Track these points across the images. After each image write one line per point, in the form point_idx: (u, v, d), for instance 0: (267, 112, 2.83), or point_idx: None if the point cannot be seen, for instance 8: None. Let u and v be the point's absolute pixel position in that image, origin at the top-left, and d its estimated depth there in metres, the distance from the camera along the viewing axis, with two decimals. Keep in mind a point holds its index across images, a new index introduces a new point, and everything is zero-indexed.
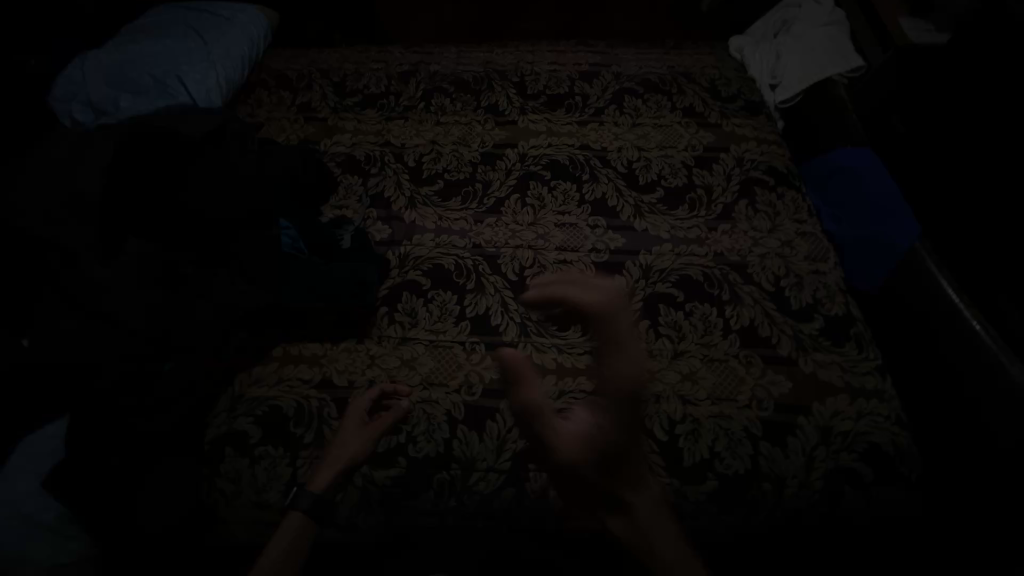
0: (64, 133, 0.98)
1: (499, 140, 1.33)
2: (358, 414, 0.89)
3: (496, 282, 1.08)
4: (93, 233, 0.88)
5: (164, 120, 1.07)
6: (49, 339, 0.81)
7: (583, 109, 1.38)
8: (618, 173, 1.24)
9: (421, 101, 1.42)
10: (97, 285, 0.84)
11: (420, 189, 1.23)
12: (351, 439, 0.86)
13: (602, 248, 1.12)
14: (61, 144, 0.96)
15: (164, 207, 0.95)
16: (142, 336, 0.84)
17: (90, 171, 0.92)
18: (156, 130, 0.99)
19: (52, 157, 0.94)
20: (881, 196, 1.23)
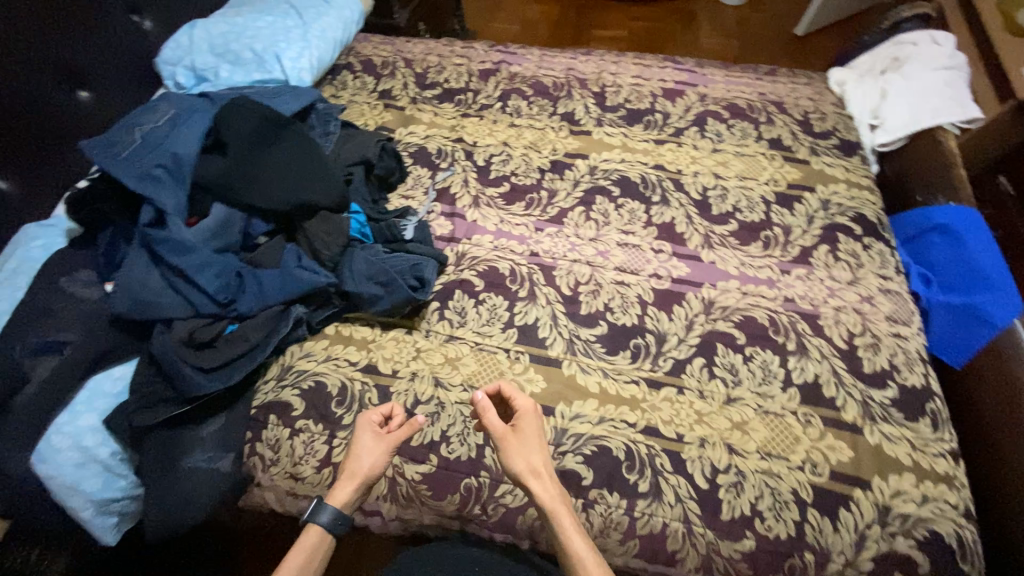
0: (172, 95, 1.00)
1: (572, 149, 1.30)
2: (369, 425, 0.85)
3: (549, 294, 1.06)
4: (182, 195, 0.90)
5: (258, 94, 1.12)
6: (125, 288, 0.84)
7: (663, 127, 1.33)
8: (691, 199, 1.19)
9: (498, 100, 1.42)
10: (182, 245, 0.86)
11: (486, 190, 1.23)
12: (366, 453, 0.82)
13: (664, 275, 1.08)
14: (160, 101, 0.99)
15: (246, 178, 0.93)
16: (212, 299, 0.87)
17: (187, 134, 0.93)
18: (252, 103, 0.99)
19: (155, 114, 0.96)
20: (974, 267, 1.13)
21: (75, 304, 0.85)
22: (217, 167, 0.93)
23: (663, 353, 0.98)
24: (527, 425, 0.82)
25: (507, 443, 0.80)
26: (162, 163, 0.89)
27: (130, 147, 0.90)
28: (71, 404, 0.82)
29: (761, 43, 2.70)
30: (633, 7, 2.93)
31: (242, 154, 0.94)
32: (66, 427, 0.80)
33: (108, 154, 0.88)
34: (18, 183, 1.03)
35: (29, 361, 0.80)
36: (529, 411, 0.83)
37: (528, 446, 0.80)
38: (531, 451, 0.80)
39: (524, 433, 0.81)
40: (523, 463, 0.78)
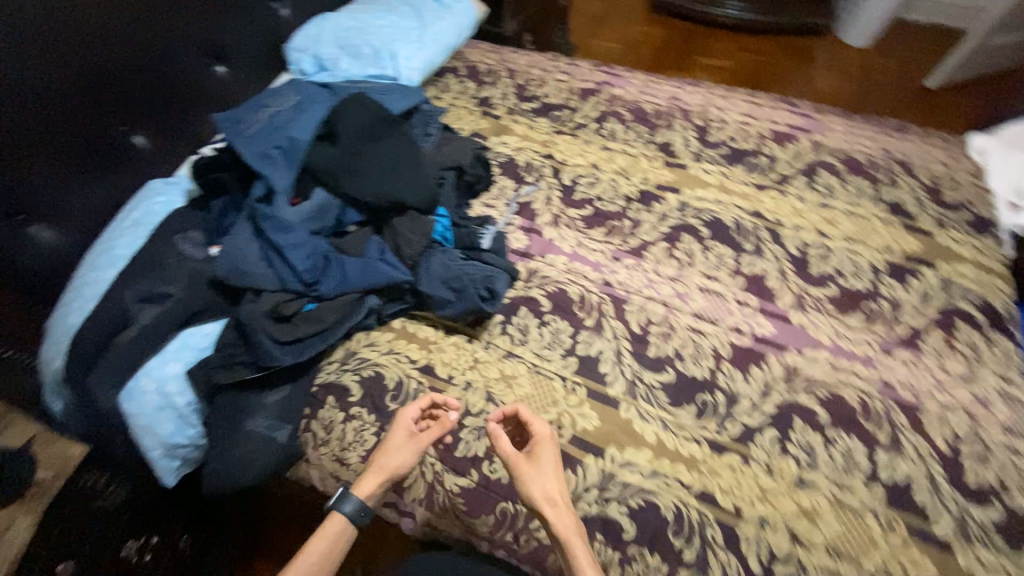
0: (299, 84, 1.08)
1: (663, 181, 1.25)
2: (405, 424, 0.86)
3: (616, 327, 1.01)
4: (291, 176, 0.96)
5: (370, 90, 1.17)
6: (228, 254, 0.90)
7: (766, 172, 1.25)
8: (787, 255, 1.11)
9: (594, 121, 1.40)
10: (284, 224, 0.92)
11: (568, 210, 1.21)
12: (396, 451, 0.84)
13: (745, 331, 1.00)
14: (287, 88, 1.07)
15: (349, 167, 0.98)
16: (298, 277, 0.92)
17: (306, 122, 0.99)
18: (367, 100, 1.04)
19: (282, 100, 1.04)
20: None
21: (183, 261, 0.93)
22: (326, 154, 0.98)
23: (732, 415, 0.91)
24: (543, 452, 0.83)
25: (522, 469, 0.80)
26: (280, 145, 0.96)
27: (255, 127, 0.98)
28: (162, 351, 0.89)
29: (885, 93, 2.48)
30: (745, 38, 2.80)
31: (350, 145, 0.99)
32: (155, 371, 0.87)
33: (236, 132, 0.97)
34: (154, 141, 1.15)
35: (136, 306, 0.88)
36: (544, 438, 0.85)
37: (544, 473, 0.80)
38: (547, 479, 0.80)
39: (540, 460, 0.82)
40: (541, 489, 0.79)
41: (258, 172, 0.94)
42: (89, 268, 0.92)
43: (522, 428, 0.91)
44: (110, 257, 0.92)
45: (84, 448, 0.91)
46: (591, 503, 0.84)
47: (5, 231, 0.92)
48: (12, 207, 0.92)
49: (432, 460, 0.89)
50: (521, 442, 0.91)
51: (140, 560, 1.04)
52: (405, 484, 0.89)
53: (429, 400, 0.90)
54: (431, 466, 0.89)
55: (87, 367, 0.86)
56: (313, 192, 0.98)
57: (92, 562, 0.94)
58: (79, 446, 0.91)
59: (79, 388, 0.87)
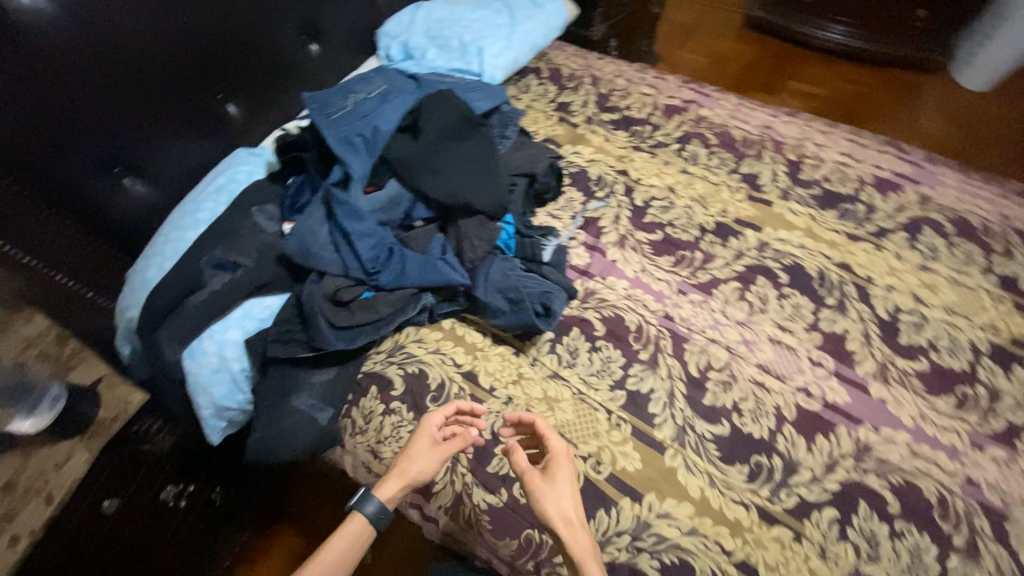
0: (388, 74, 1.09)
1: (744, 215, 1.16)
2: (428, 431, 0.84)
3: (672, 366, 0.96)
4: (368, 165, 0.97)
5: (455, 84, 1.16)
6: (300, 233, 0.92)
7: (861, 222, 1.14)
8: (874, 317, 1.01)
9: (676, 141, 1.33)
10: (356, 211, 0.94)
11: (636, 232, 1.16)
12: (419, 458, 0.83)
13: (815, 394, 0.92)
14: (376, 75, 1.08)
15: (425, 163, 0.98)
16: (361, 265, 0.93)
17: (390, 113, 1.00)
18: (451, 98, 1.03)
19: (370, 87, 1.05)
20: None
21: (258, 233, 0.96)
22: (404, 148, 0.99)
23: (787, 485, 0.84)
24: (559, 469, 0.81)
25: (536, 486, 0.78)
26: (362, 132, 0.97)
27: (341, 111, 1.00)
28: (227, 316, 0.91)
29: (1000, 145, 2.23)
30: (847, 66, 2.59)
31: (428, 141, 0.99)
32: (218, 335, 0.90)
33: (322, 114, 0.99)
34: (245, 111, 1.19)
35: (210, 272, 0.91)
36: (560, 454, 0.82)
37: (560, 491, 0.78)
38: (562, 498, 0.78)
39: (555, 477, 0.80)
40: (556, 508, 0.76)
41: (338, 156, 0.96)
42: (173, 228, 0.96)
43: (537, 443, 0.88)
44: (192, 219, 0.96)
45: (142, 397, 0.95)
46: (621, 550, 0.80)
47: (102, 180, 0.99)
48: (108, 157, 0.99)
49: (463, 470, 0.88)
50: (537, 456, 0.88)
51: (177, 504, 1.11)
52: (433, 488, 0.88)
53: (458, 409, 0.88)
54: (461, 476, 0.87)
55: (158, 323, 0.90)
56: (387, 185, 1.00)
57: (136, 501, 1.01)
58: (137, 394, 0.95)
59: (147, 340, 0.90)
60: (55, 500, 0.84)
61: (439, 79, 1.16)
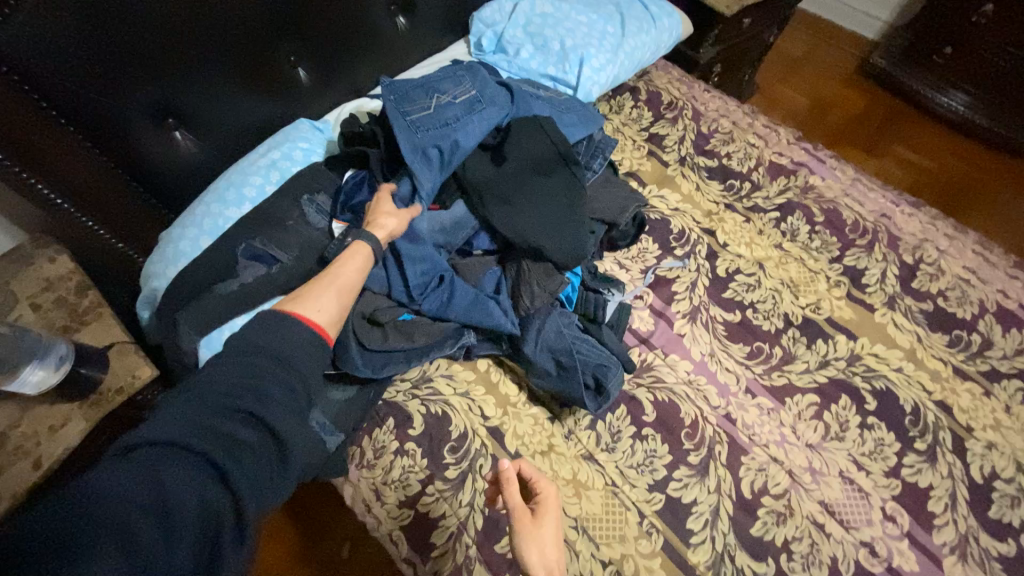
0: (479, 75, 0.97)
1: (839, 316, 1.02)
2: (389, 190, 0.84)
3: (723, 479, 0.84)
4: (437, 181, 0.86)
5: (549, 98, 1.03)
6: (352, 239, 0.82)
7: (972, 356, 0.98)
8: (966, 476, 0.87)
9: (776, 209, 1.17)
10: (415, 232, 0.85)
11: (711, 307, 1.02)
12: (391, 211, 0.83)
13: (881, 554, 0.80)
14: (467, 74, 0.96)
15: (499, 192, 0.87)
16: (407, 289, 0.84)
17: (473, 126, 0.89)
18: (544, 124, 0.92)
19: (457, 89, 0.94)
20: None
21: (303, 227, 0.88)
22: (480, 170, 0.89)
23: None
24: (548, 514, 0.69)
25: (521, 528, 0.66)
26: (437, 144, 0.86)
27: (420, 112, 0.89)
28: (255, 311, 0.82)
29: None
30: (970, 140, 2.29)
31: (508, 168, 0.88)
32: (240, 328, 0.81)
33: (398, 110, 0.89)
34: (314, 78, 1.09)
35: (244, 262, 0.83)
36: (552, 499, 0.70)
37: (544, 540, 0.66)
38: (546, 546, 0.66)
39: (542, 522, 0.68)
40: (539, 559, 0.64)
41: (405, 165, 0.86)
42: (216, 198, 0.88)
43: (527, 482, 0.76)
44: (237, 194, 0.88)
45: (150, 372, 0.87)
46: None
47: (152, 129, 0.90)
48: (163, 106, 0.89)
49: (468, 541, 0.79)
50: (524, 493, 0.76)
51: None
52: (432, 552, 0.80)
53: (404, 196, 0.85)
54: (465, 547, 0.79)
55: (180, 304, 0.82)
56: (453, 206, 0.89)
57: None
58: (147, 368, 0.87)
59: (167, 320, 0.83)
60: (43, 467, 0.76)
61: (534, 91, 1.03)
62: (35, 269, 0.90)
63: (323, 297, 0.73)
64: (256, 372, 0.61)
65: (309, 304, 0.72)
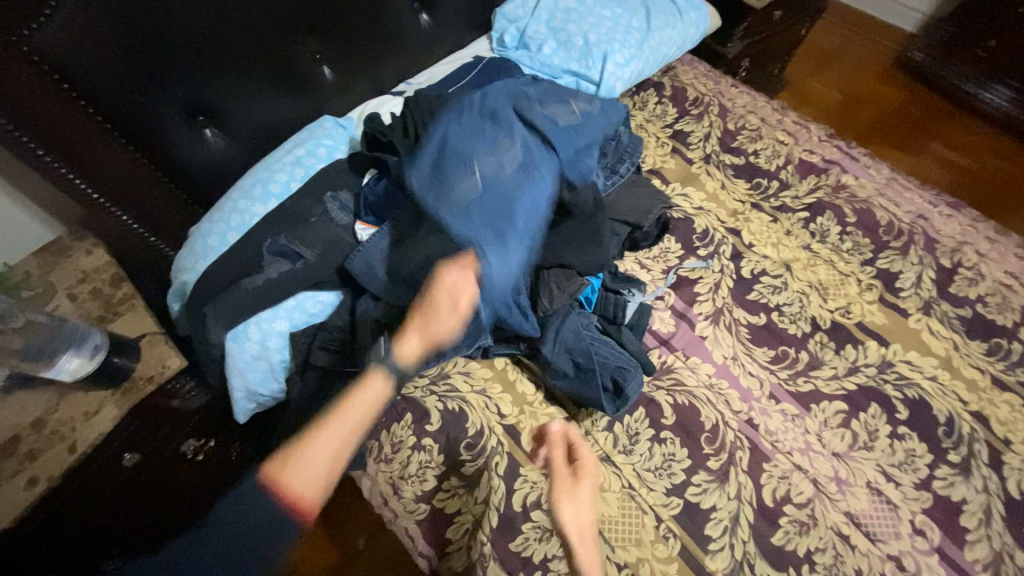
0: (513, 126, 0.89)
1: (870, 321, 0.98)
2: (444, 289, 0.76)
3: (743, 486, 0.82)
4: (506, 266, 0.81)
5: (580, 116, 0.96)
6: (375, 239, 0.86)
7: (1013, 366, 0.94)
8: (1003, 492, 0.83)
9: (805, 209, 1.13)
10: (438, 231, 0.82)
11: (735, 309, 1.00)
12: (443, 323, 0.75)
13: (909, 569, 0.77)
14: (500, 130, 0.89)
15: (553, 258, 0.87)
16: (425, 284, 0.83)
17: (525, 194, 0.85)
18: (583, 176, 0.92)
19: (494, 151, 0.87)
20: None
21: (326, 224, 0.89)
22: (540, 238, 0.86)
23: None
24: (585, 480, 0.74)
25: (558, 488, 0.73)
26: (500, 212, 0.83)
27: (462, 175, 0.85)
28: (279, 307, 0.85)
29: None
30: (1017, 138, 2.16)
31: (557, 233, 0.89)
32: (263, 322, 0.84)
33: (448, 199, 0.83)
34: (338, 74, 1.10)
35: (269, 258, 0.85)
36: (591, 466, 0.75)
37: (577, 503, 0.72)
38: (581, 509, 0.72)
39: (579, 486, 0.73)
40: (574, 517, 0.71)
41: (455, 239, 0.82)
42: (242, 194, 0.89)
43: None
44: (263, 191, 0.89)
45: (179, 363, 0.90)
46: None
47: (184, 128, 0.93)
48: (195, 104, 0.92)
49: (484, 538, 0.79)
50: None
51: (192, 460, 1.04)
52: (447, 546, 0.81)
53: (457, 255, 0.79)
54: (480, 545, 0.79)
55: (207, 299, 0.85)
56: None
57: (154, 456, 0.95)
58: (176, 359, 0.90)
59: (195, 314, 0.86)
60: (78, 450, 0.81)
61: (557, 101, 0.97)
62: (74, 261, 0.94)
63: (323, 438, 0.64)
64: (254, 524, 0.60)
65: (299, 467, 0.62)
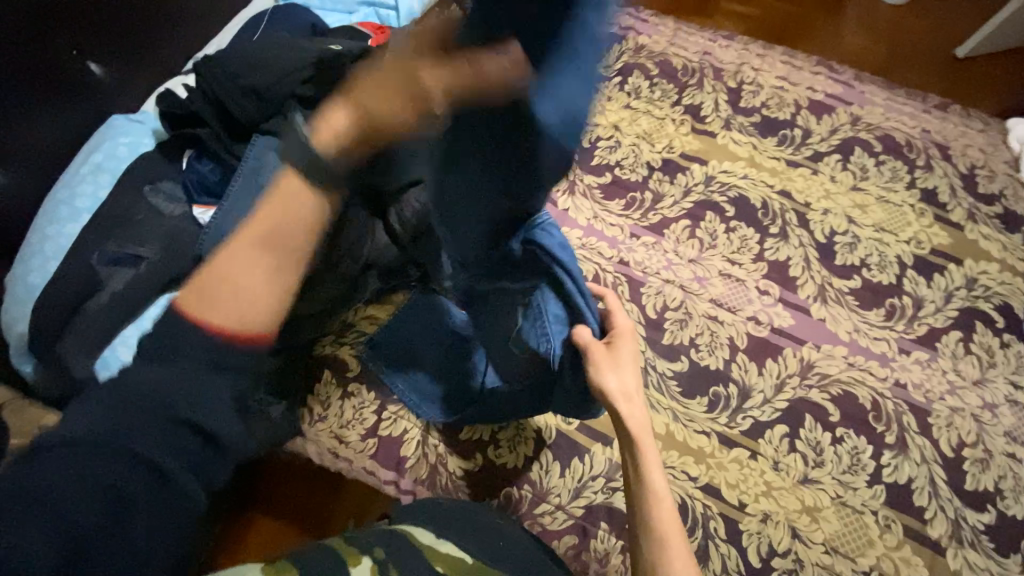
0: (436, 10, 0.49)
1: (689, 149, 1.15)
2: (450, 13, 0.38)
3: (631, 311, 0.97)
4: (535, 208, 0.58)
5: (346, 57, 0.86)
6: (220, 224, 0.83)
7: (798, 147, 1.16)
8: (813, 241, 1.05)
9: (617, 74, 1.25)
10: None
11: (585, 177, 1.11)
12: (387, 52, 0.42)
13: (764, 321, 0.97)
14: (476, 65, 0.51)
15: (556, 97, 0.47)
16: None
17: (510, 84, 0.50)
18: None
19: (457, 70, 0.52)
20: None
21: (158, 218, 0.85)
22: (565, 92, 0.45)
23: (742, 409, 0.89)
24: (623, 345, 0.73)
25: (598, 355, 0.69)
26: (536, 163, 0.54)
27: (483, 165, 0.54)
28: (145, 318, 0.81)
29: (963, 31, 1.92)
30: None
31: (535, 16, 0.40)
32: (133, 339, 0.80)
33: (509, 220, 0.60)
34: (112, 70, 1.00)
35: (106, 268, 0.81)
36: (627, 331, 0.74)
37: (620, 366, 0.70)
38: (624, 371, 0.71)
39: (616, 351, 0.72)
40: (632, 412, 0.69)
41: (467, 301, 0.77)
42: (49, 220, 0.84)
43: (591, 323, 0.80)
44: (71, 210, 0.84)
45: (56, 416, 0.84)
46: (597, 492, 0.84)
47: None
48: None
49: (435, 441, 0.87)
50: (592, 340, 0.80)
51: None
52: (405, 463, 0.87)
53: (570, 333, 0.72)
54: (434, 448, 0.87)
55: (56, 335, 0.80)
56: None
57: None
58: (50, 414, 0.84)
59: (49, 357, 0.81)
60: None
61: None
62: None
63: (237, 269, 0.42)
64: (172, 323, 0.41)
65: (217, 298, 0.41)
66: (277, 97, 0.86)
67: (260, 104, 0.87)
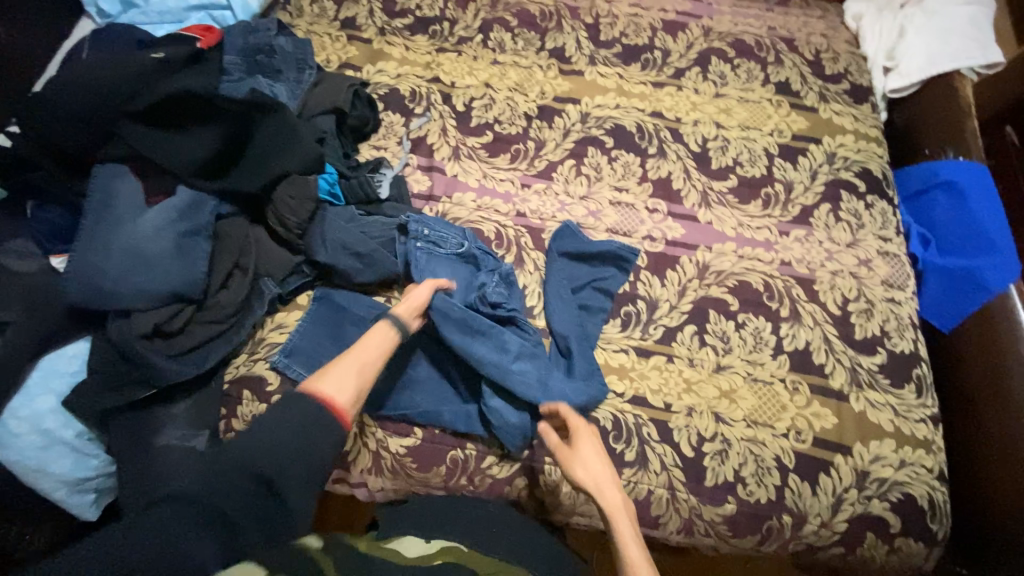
0: None
1: (561, 92, 1.17)
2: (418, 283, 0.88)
3: (537, 259, 0.99)
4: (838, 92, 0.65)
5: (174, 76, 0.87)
6: (81, 268, 0.78)
7: (660, 68, 1.20)
8: (688, 153, 1.10)
9: (478, 33, 1.24)
10: (142, 229, 0.81)
11: (467, 139, 1.11)
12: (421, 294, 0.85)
13: (657, 237, 1.02)
14: None
15: None
16: (172, 290, 0.81)
17: None
18: None
19: None
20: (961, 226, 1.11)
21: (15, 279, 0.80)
22: None
23: (653, 321, 0.95)
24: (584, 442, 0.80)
25: (563, 455, 0.79)
26: None
27: None
28: (29, 385, 0.78)
29: None
30: None
31: None
32: (22, 411, 0.76)
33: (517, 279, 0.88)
34: None
35: None
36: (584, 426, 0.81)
37: (583, 463, 0.78)
38: (589, 462, 0.78)
39: (577, 447, 0.80)
40: (610, 495, 0.76)
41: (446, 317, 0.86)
42: None
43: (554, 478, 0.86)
44: None
45: None
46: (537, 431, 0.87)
47: None
48: None
49: (372, 430, 0.87)
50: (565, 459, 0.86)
51: None
52: (349, 458, 0.87)
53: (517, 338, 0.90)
54: (372, 435, 0.87)
55: None
56: (176, 189, 0.85)
57: None
58: None
59: None
60: None
61: None
62: None
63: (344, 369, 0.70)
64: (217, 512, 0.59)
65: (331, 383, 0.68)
66: (104, 119, 0.83)
67: (89, 131, 0.83)
